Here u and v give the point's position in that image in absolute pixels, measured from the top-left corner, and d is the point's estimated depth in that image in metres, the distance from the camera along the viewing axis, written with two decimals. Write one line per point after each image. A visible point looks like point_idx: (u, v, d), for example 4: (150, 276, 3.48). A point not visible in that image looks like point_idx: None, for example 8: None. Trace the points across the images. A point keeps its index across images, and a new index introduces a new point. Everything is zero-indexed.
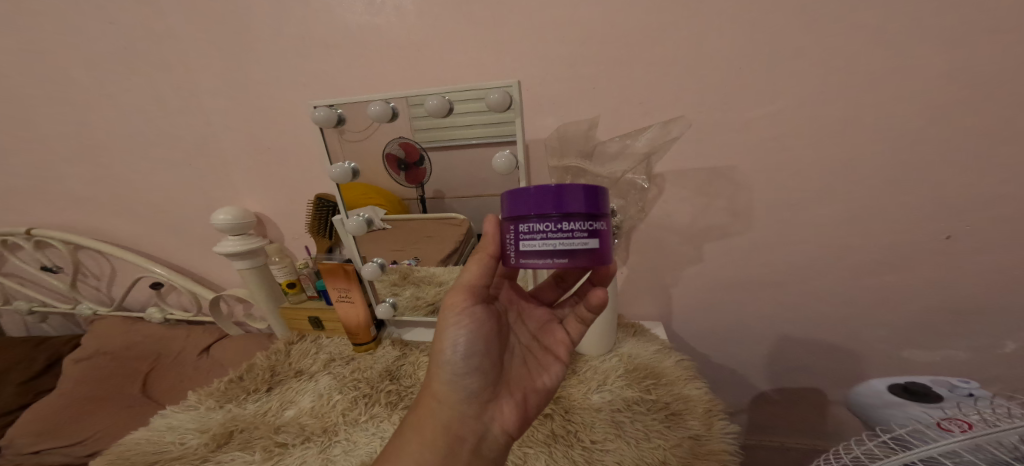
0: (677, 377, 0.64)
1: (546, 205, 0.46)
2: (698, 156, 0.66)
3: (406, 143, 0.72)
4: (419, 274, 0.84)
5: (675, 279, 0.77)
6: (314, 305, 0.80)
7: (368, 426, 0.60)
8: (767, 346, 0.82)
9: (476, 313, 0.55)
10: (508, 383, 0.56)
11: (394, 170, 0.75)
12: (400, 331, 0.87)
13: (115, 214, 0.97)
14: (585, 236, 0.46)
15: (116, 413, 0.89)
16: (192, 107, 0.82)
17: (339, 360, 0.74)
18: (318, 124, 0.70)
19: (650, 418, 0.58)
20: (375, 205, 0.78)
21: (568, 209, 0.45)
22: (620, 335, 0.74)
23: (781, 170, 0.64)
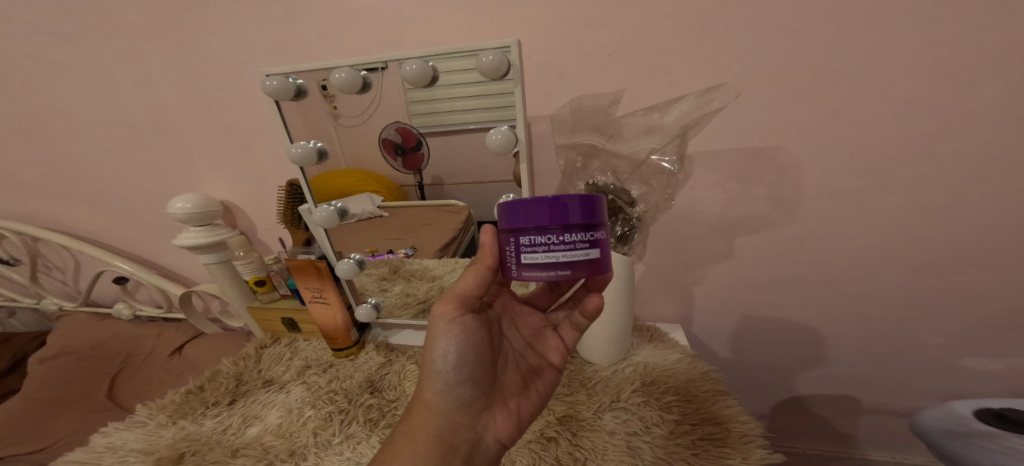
0: (705, 393, 0.54)
1: (544, 213, 0.36)
2: (734, 135, 0.56)
3: (403, 129, 0.63)
4: (411, 267, 0.75)
5: (699, 276, 0.69)
6: (288, 306, 0.72)
7: (342, 449, 0.51)
8: (800, 350, 0.73)
9: (467, 318, 0.45)
10: (504, 394, 0.48)
11: (391, 154, 0.65)
12: (386, 334, 0.79)
13: (72, 202, 0.88)
14: (586, 248, 0.36)
15: (81, 418, 0.81)
16: (141, 80, 0.71)
17: (315, 367, 0.66)
18: (270, 96, 0.58)
19: (674, 443, 0.49)
20: (371, 192, 0.68)
21: (566, 219, 0.35)
22: (635, 341, 0.67)
23: (836, 151, 0.54)
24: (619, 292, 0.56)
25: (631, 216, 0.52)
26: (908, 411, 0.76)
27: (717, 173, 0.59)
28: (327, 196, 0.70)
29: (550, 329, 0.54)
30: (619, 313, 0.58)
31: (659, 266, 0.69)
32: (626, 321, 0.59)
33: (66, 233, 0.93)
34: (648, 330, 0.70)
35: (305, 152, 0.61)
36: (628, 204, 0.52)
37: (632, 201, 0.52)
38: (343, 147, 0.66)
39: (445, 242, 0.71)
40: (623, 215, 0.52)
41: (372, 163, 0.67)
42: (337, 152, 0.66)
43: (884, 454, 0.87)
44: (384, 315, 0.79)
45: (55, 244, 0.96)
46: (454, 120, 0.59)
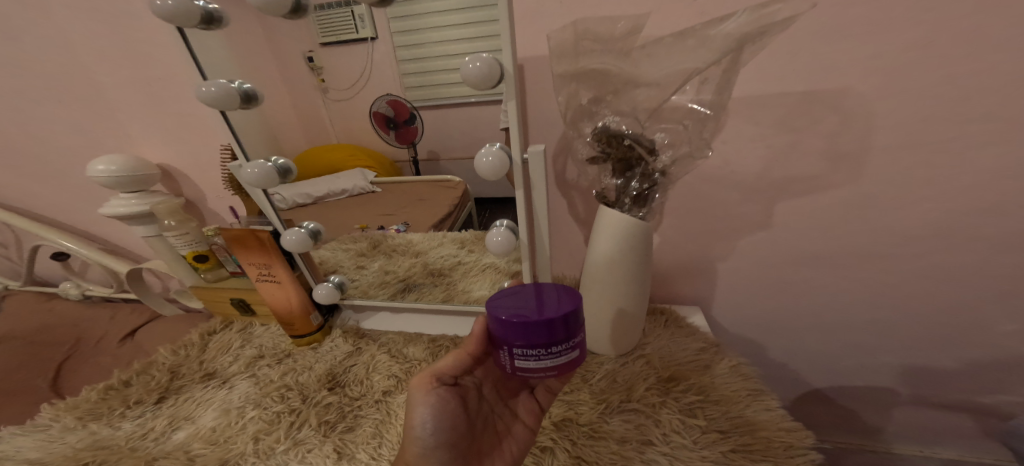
0: (736, 395, 0.44)
1: (536, 331, 0.32)
2: (783, 77, 0.46)
3: (395, 102, 0.50)
4: (393, 242, 0.64)
5: (718, 246, 0.61)
6: (234, 285, 0.63)
7: (287, 457, 0.41)
8: (826, 328, 0.64)
9: (442, 386, 0.38)
10: (481, 455, 0.40)
11: (383, 128, 0.53)
12: (358, 318, 0.70)
13: (49, 166, 0.84)
14: (572, 350, 0.33)
15: (14, 400, 0.71)
16: (101, 23, 0.65)
17: (267, 358, 0.56)
18: (164, 19, 0.43)
19: (702, 457, 0.38)
20: (364, 168, 0.57)
21: (554, 333, 0.32)
22: (649, 327, 0.57)
23: (907, 92, 0.44)
24: (632, 267, 0.45)
25: (652, 169, 0.42)
26: (941, 397, 0.68)
27: (747, 121, 0.50)
28: (309, 171, 0.59)
29: (526, 391, 0.45)
30: (627, 297, 0.47)
31: (673, 232, 0.61)
32: (639, 304, 0.49)
33: (40, 199, 0.89)
34: (664, 314, 0.60)
35: (223, 92, 0.49)
36: (649, 153, 0.41)
37: (654, 149, 0.41)
38: (331, 119, 0.54)
39: (438, 220, 0.58)
40: (641, 168, 0.42)
41: (366, 136, 0.55)
42: (323, 121, 0.55)
43: (910, 449, 0.77)
44: (353, 295, 0.69)
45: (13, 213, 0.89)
46: (448, 77, 0.46)
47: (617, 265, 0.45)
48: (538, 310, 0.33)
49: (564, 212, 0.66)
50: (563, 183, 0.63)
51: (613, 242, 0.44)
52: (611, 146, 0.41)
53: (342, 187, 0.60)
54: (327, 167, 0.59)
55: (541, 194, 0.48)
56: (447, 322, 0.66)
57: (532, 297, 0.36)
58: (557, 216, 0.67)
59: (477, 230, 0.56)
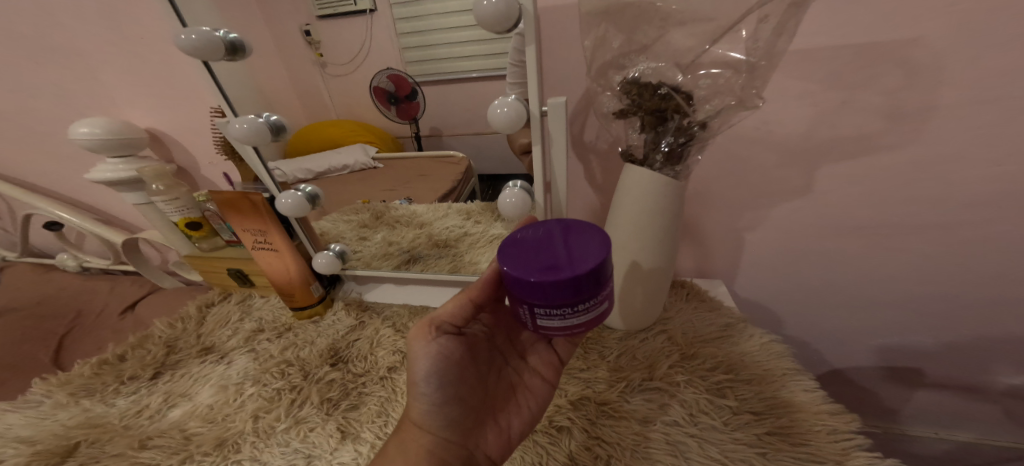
0: (767, 374, 0.41)
1: (555, 290, 0.28)
2: (842, 20, 0.40)
3: (396, 77, 0.49)
4: (395, 213, 0.62)
5: (746, 215, 0.56)
6: (232, 255, 0.60)
7: (288, 436, 0.38)
8: (854, 302, 0.61)
9: (444, 336, 0.34)
10: (494, 408, 0.37)
11: (384, 103, 0.52)
12: (361, 290, 0.67)
13: (35, 133, 0.80)
14: (597, 305, 0.30)
15: (16, 371, 0.70)
16: None
17: (267, 332, 0.53)
18: None
19: (735, 440, 0.35)
20: (365, 142, 0.56)
21: (577, 289, 0.28)
22: (670, 301, 0.54)
23: (991, 37, 0.38)
24: (658, 233, 0.41)
25: (688, 123, 0.38)
26: (969, 378, 0.64)
27: (793, 74, 0.44)
28: (308, 145, 0.57)
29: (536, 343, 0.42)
30: (651, 267, 0.44)
31: (697, 199, 0.56)
32: (664, 275, 0.45)
33: (32, 168, 0.86)
34: (685, 286, 0.57)
35: (203, 40, 0.43)
36: (687, 102, 0.37)
37: (691, 98, 0.37)
38: (331, 95, 0.52)
39: (442, 197, 0.58)
40: (675, 122, 0.38)
41: (366, 113, 0.54)
42: (321, 92, 0.52)
43: (926, 430, 0.74)
44: (352, 267, 0.66)
45: (6, 182, 0.87)
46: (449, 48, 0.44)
47: (643, 230, 0.41)
48: (558, 265, 0.29)
49: (581, 176, 0.62)
50: (580, 145, 0.59)
51: (640, 203, 0.40)
52: (643, 96, 0.38)
53: (343, 163, 0.58)
54: (328, 135, 0.56)
55: (561, 152, 0.44)
56: (455, 294, 0.63)
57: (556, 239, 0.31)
58: (573, 181, 0.63)
59: (483, 201, 0.54)
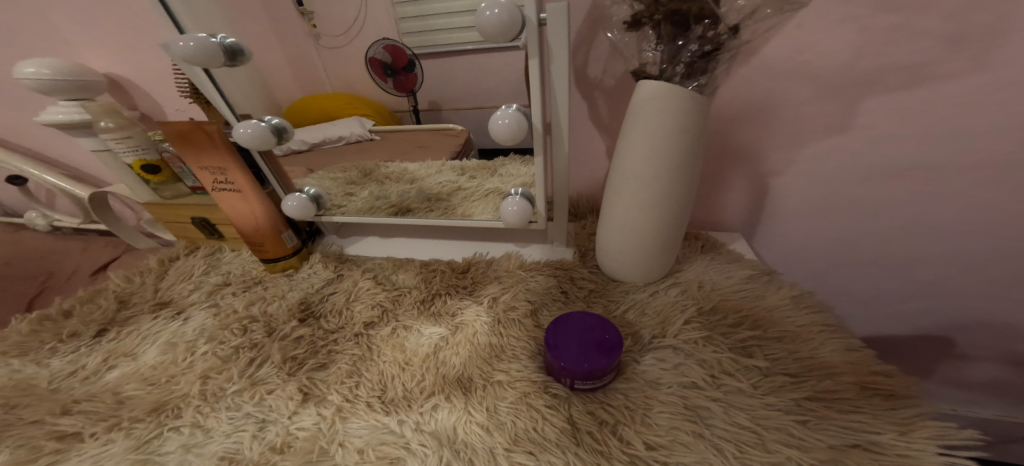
0: (803, 332, 0.34)
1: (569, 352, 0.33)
2: None
3: (394, 48, 0.46)
4: (384, 170, 0.56)
5: (771, 158, 0.48)
6: (195, 202, 0.54)
7: (241, 398, 0.32)
8: (910, 269, 0.50)
9: None
10: None
11: (380, 76, 0.49)
12: (342, 243, 0.59)
13: None
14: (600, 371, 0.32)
15: None
16: None
17: (234, 286, 0.48)
18: None
19: (767, 404, 0.29)
20: (362, 115, 0.53)
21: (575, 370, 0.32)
22: (684, 252, 0.48)
23: None
24: (676, 162, 0.36)
25: (711, 33, 0.31)
26: None
27: None
28: (303, 118, 0.53)
29: None
30: (667, 203, 0.38)
31: (716, 141, 0.48)
32: (681, 215, 0.39)
33: None
34: (699, 239, 0.51)
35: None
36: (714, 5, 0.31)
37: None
38: (325, 68, 0.51)
39: (437, 156, 0.53)
40: (697, 31, 0.32)
41: (364, 87, 0.51)
42: (310, 49, 0.49)
43: None
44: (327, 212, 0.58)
45: None
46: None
47: (659, 154, 0.35)
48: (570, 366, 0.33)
49: (584, 118, 0.54)
50: (583, 79, 0.51)
51: (654, 128, 0.35)
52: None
53: (339, 134, 0.54)
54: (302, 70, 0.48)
55: (563, 66, 0.38)
56: (448, 246, 0.55)
57: (577, 339, 0.34)
58: (576, 124, 0.56)
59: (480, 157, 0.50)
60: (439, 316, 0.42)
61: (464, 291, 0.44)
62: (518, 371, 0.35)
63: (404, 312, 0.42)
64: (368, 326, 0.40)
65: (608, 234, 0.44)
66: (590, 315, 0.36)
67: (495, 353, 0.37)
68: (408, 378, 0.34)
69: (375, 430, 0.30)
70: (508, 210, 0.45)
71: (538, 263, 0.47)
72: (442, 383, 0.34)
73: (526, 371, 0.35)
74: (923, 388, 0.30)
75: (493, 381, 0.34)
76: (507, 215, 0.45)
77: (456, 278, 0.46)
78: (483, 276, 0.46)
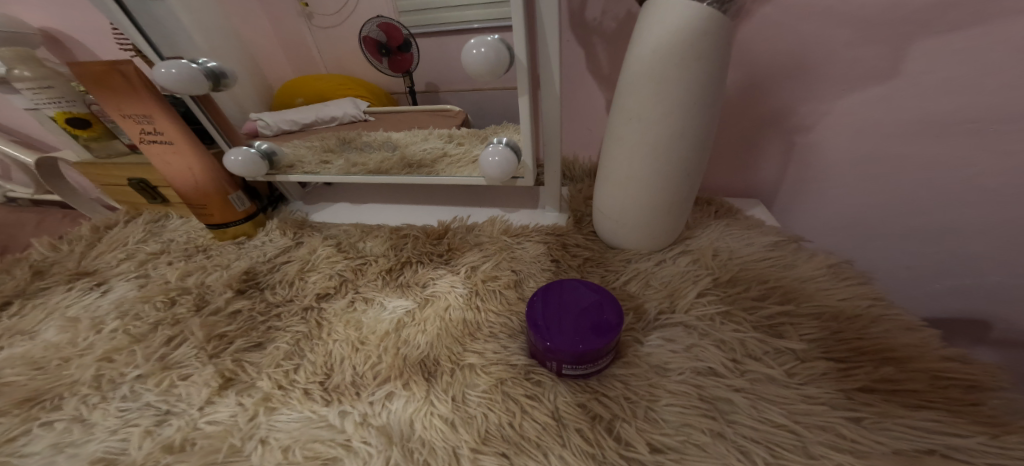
0: (848, 306, 0.28)
1: (565, 333, 0.26)
2: None
3: (388, 26, 0.40)
4: (366, 139, 0.48)
5: (801, 111, 0.39)
6: (131, 161, 0.47)
7: (144, 385, 0.26)
8: (985, 254, 0.40)
9: None
10: None
11: (374, 56, 0.43)
12: (308, 210, 0.51)
13: None
14: (595, 356, 0.25)
15: None
16: None
17: (171, 254, 0.41)
18: None
19: (807, 395, 0.23)
20: (354, 97, 0.46)
21: (567, 353, 0.25)
22: (695, 217, 0.42)
23: None
24: (692, 99, 0.28)
25: None
26: None
27: None
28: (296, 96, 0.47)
29: None
30: (678, 155, 0.31)
31: (734, 98, 0.41)
32: (696, 167, 0.32)
33: None
34: (712, 204, 0.44)
35: None
36: None
37: None
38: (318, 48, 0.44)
39: (426, 122, 0.46)
40: None
41: (357, 68, 0.44)
42: (300, 27, 0.43)
43: None
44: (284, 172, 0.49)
45: None
46: None
47: (670, 93, 0.28)
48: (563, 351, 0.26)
49: (580, 66, 0.47)
50: (579, 16, 0.43)
51: (665, 52, 0.27)
52: None
53: (331, 114, 0.47)
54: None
55: None
56: (427, 212, 0.48)
57: (569, 319, 0.27)
58: (570, 75, 0.48)
59: (474, 126, 0.44)
60: (407, 287, 0.35)
61: (439, 259, 0.38)
62: (494, 352, 0.28)
63: (366, 283, 0.36)
64: (322, 298, 0.34)
65: (606, 192, 0.37)
66: (589, 291, 0.29)
67: (469, 331, 0.30)
68: (359, 360, 0.28)
69: (306, 422, 0.24)
70: (488, 161, 0.38)
71: (526, 228, 0.41)
72: (400, 364, 0.27)
73: (504, 354, 0.28)
74: (1008, 377, 0.23)
75: (463, 364, 0.28)
76: (486, 167, 0.38)
77: (431, 245, 0.39)
78: (462, 243, 0.39)
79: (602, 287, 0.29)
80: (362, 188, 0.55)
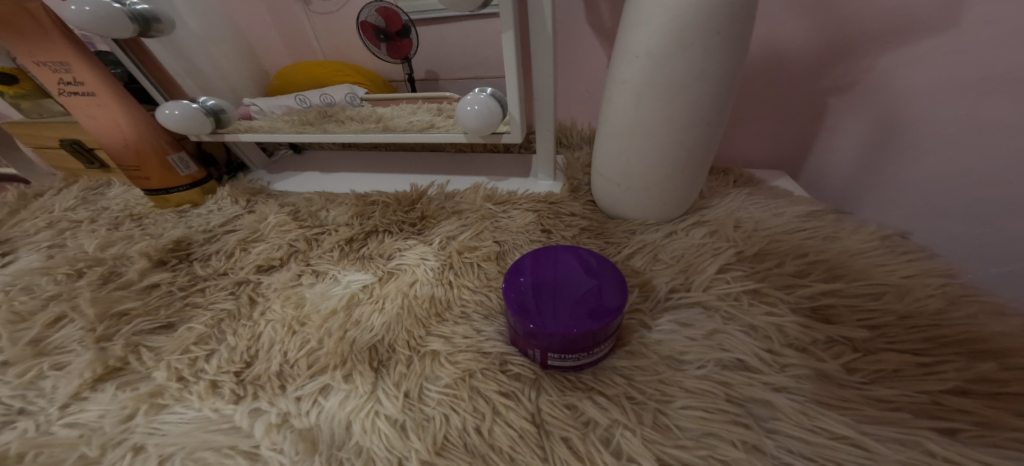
0: (916, 285, 0.22)
1: (560, 316, 0.20)
2: None
3: (386, 11, 0.38)
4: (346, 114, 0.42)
5: (838, 68, 0.32)
6: (62, 119, 0.40)
7: (4, 376, 0.20)
8: None
9: None
10: None
11: (373, 42, 0.41)
12: (270, 179, 0.45)
13: None
14: (590, 344, 0.20)
15: None
16: None
17: (97, 222, 0.35)
18: None
19: (875, 400, 0.17)
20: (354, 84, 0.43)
21: (558, 339, 0.19)
22: (713, 186, 0.36)
23: None
24: (719, 23, 0.22)
25: None
26: None
27: None
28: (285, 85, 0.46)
29: None
30: (698, 103, 0.25)
31: (764, 58, 0.35)
32: (720, 118, 0.26)
33: None
34: (730, 173, 0.38)
35: None
36: None
37: None
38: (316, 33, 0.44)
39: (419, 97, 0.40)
40: None
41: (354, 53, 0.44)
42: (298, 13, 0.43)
43: None
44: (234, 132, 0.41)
45: None
46: None
47: (690, 19, 0.22)
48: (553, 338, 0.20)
49: (580, 13, 0.40)
50: None
51: None
52: None
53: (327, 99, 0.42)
54: None
55: None
56: (405, 179, 0.42)
57: (562, 298, 0.21)
58: (568, 26, 0.42)
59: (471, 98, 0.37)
60: (369, 259, 0.29)
61: (410, 230, 0.32)
62: (464, 338, 0.23)
63: (320, 254, 0.29)
64: (263, 271, 0.28)
65: (606, 148, 0.30)
66: (588, 273, 0.22)
67: (436, 310, 0.24)
68: (292, 344, 0.22)
69: (199, 425, 0.18)
70: (465, 110, 0.32)
71: (514, 196, 0.35)
72: (343, 348, 0.21)
73: (476, 339, 0.22)
74: None
75: (424, 350, 0.22)
76: (464, 118, 0.33)
77: (403, 213, 0.33)
78: (438, 212, 0.33)
79: (606, 260, 0.23)
80: (335, 156, 0.49)
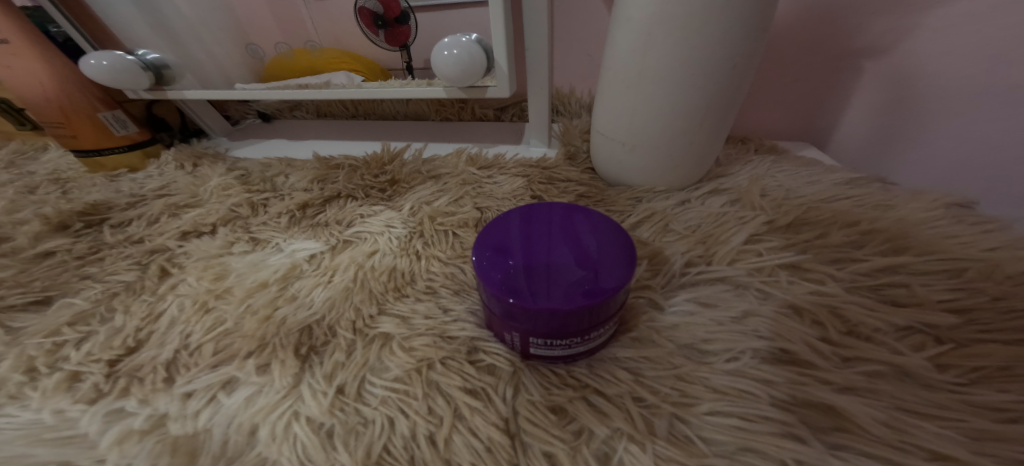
0: (1005, 259, 0.17)
1: (550, 291, 0.15)
2: None
3: None
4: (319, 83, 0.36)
5: (878, 24, 0.27)
6: None
7: None
8: None
9: None
10: None
11: (370, 29, 0.35)
12: (230, 146, 0.40)
13: None
14: (588, 325, 0.15)
15: None
16: None
17: (15, 186, 0.30)
18: None
19: (979, 408, 0.12)
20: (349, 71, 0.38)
21: (544, 319, 0.14)
22: (733, 153, 0.31)
23: None
24: None
25: None
26: None
27: None
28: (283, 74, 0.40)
29: None
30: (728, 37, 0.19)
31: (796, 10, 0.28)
32: (752, 55, 0.20)
33: None
34: (751, 140, 0.33)
35: None
36: None
37: None
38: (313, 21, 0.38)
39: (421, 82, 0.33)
40: None
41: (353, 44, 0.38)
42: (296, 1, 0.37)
43: None
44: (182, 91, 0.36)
45: None
46: None
47: None
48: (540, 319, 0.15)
49: None
50: None
51: None
52: None
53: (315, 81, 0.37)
54: None
55: None
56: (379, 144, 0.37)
57: (551, 271, 0.15)
58: None
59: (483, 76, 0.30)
60: (324, 227, 0.24)
61: (380, 195, 0.27)
62: (425, 319, 0.18)
63: (265, 221, 0.24)
64: (188, 238, 0.23)
65: (609, 104, 0.25)
66: (590, 242, 0.17)
67: (395, 284, 0.19)
68: (201, 325, 0.17)
69: (28, 432, 0.13)
70: (442, 56, 0.27)
71: (501, 160, 0.30)
72: (266, 330, 0.17)
73: (440, 321, 0.17)
74: None
75: (373, 334, 0.17)
76: (442, 66, 0.28)
77: (373, 178, 0.28)
78: (412, 176, 0.28)
79: (606, 220, 0.18)
80: (307, 125, 0.44)
